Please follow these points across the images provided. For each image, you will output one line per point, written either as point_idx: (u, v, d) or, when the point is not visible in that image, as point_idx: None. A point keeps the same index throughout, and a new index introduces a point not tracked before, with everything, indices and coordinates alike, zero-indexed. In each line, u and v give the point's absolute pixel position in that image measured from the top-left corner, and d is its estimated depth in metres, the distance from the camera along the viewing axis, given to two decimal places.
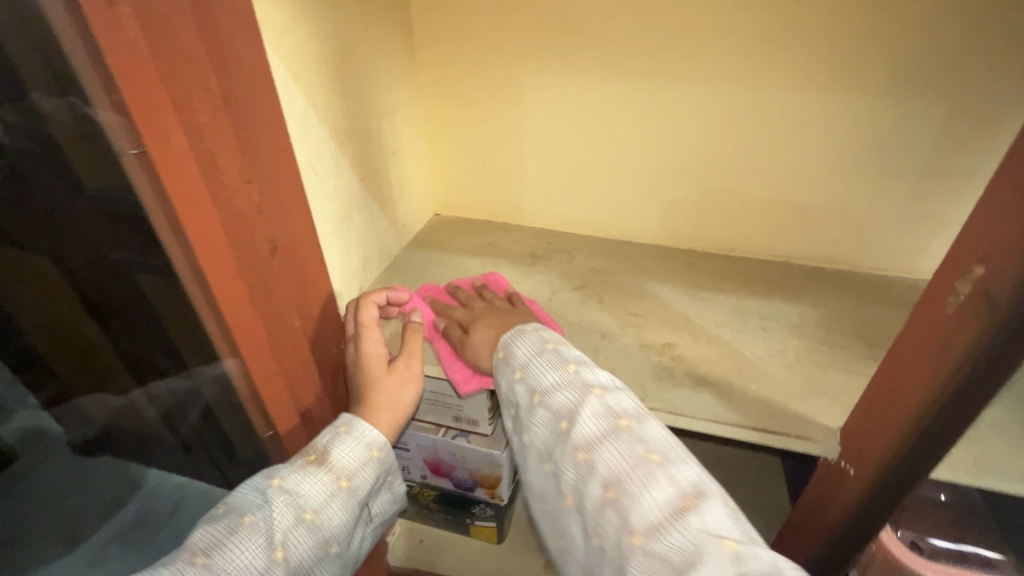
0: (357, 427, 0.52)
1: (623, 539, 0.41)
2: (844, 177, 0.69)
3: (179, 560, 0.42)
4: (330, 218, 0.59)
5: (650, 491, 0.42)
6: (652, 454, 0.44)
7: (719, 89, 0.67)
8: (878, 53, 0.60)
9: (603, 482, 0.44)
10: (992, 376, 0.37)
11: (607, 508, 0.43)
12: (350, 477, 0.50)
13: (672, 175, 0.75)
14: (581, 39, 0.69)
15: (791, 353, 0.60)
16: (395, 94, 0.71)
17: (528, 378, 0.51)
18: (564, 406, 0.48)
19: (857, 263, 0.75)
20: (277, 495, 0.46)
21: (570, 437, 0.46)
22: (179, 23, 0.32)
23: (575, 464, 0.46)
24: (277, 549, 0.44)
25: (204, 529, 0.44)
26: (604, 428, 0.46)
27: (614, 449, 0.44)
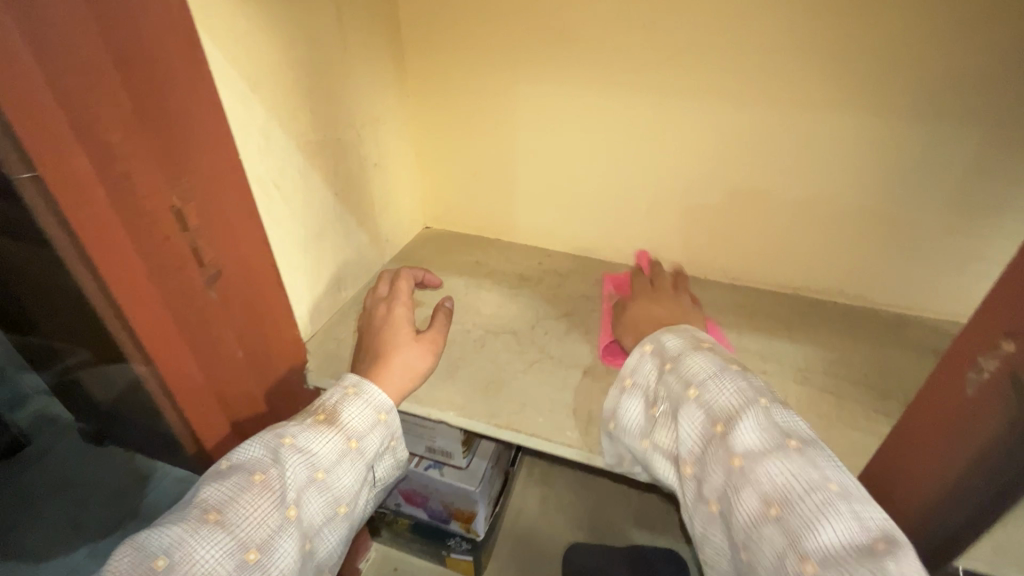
0: (366, 390, 0.47)
1: (788, 561, 0.33)
2: (862, 206, 0.62)
3: (189, 516, 0.36)
4: (296, 236, 0.56)
5: (827, 520, 0.34)
6: (830, 482, 0.36)
7: (724, 106, 0.62)
8: (903, 70, 0.54)
9: (763, 497, 0.36)
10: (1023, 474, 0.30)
11: (766, 526, 0.35)
12: (362, 438, 0.45)
13: (673, 196, 0.70)
14: (575, 49, 0.64)
15: (791, 402, 0.54)
16: (380, 104, 0.68)
17: (680, 374, 0.45)
18: (724, 408, 0.41)
19: (877, 300, 0.68)
20: (289, 453, 0.41)
21: (726, 441, 0.39)
22: (80, 35, 0.29)
23: (726, 473, 0.39)
24: (290, 507, 0.39)
25: (211, 485, 0.38)
26: (768, 441, 0.38)
27: (782, 464, 0.37)
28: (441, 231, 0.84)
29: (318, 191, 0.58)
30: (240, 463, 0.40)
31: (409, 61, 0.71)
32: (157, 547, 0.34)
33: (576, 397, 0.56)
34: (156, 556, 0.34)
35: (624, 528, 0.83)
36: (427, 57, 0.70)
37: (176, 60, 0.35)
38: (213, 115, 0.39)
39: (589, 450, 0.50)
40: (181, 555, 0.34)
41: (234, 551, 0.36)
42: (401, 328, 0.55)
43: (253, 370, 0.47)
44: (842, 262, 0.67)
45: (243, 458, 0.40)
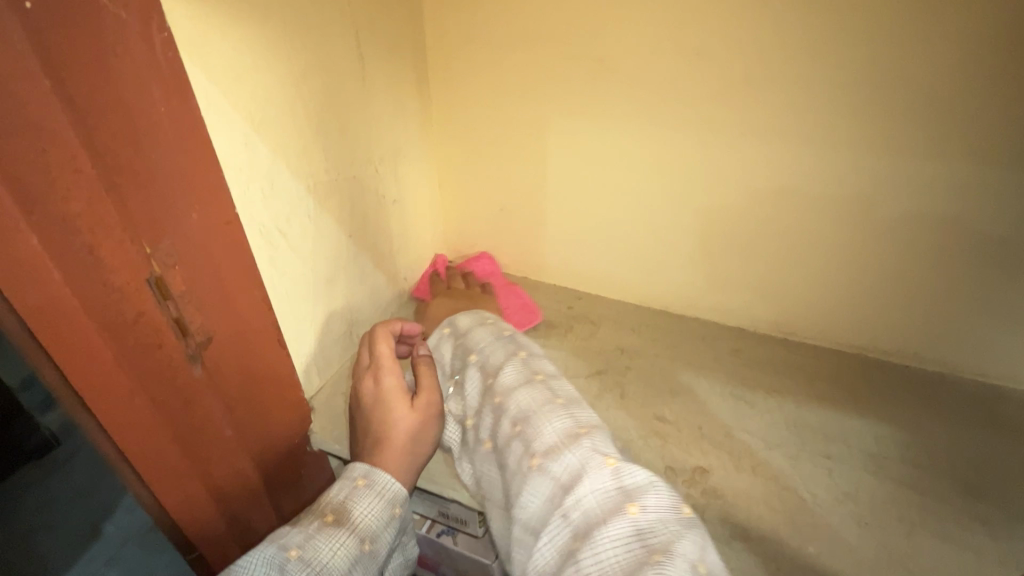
0: (379, 479, 0.42)
1: (522, 463, 0.39)
2: (949, 263, 0.54)
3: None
4: (304, 285, 0.51)
5: (553, 422, 0.40)
6: (558, 397, 0.43)
7: (786, 145, 0.54)
8: (1009, 110, 0.46)
9: (512, 419, 0.42)
10: None
11: (515, 444, 0.41)
12: (376, 537, 0.40)
13: (723, 240, 0.62)
14: (614, 78, 0.58)
15: (864, 498, 0.46)
16: (400, 136, 0.63)
17: (465, 345, 0.51)
18: (492, 362, 0.48)
19: (965, 369, 0.58)
20: (296, 570, 0.36)
21: (492, 388, 0.45)
22: (29, 93, 0.24)
23: (491, 410, 0.44)
24: None
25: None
26: (520, 378, 0.45)
27: (529, 393, 0.43)
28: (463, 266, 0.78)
29: (329, 234, 0.53)
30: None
31: (433, 88, 0.66)
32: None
33: None
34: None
35: None
36: (453, 84, 0.65)
37: (160, 113, 0.30)
38: (205, 169, 0.34)
39: None
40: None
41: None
42: (385, 410, 0.46)
43: (248, 446, 0.42)
44: (922, 325, 0.58)
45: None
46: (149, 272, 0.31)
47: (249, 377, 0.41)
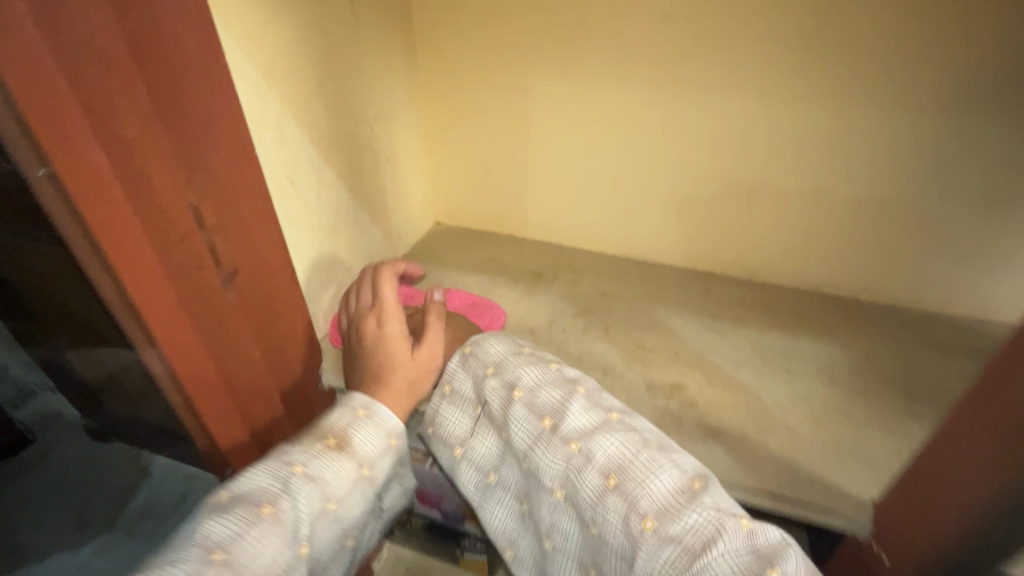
0: (379, 413, 0.43)
1: (631, 525, 0.36)
2: (888, 202, 0.60)
3: (190, 557, 0.33)
4: (307, 233, 0.55)
5: (658, 474, 0.37)
6: (650, 441, 0.39)
7: (746, 99, 0.60)
8: (935, 61, 0.52)
9: (601, 470, 0.38)
10: None
11: (609, 500, 0.37)
12: (375, 464, 0.42)
13: (692, 191, 0.68)
14: (590, 40, 0.62)
15: (818, 402, 0.53)
16: (391, 98, 0.66)
17: (504, 377, 0.45)
18: (549, 400, 0.42)
19: (903, 298, 0.65)
20: (301, 484, 0.38)
21: (558, 431, 0.40)
22: (97, 25, 0.28)
23: (565, 458, 0.40)
24: (302, 544, 0.37)
25: (214, 520, 0.35)
26: (594, 420, 0.41)
27: (613, 438, 0.39)
28: (451, 227, 0.82)
29: (330, 187, 0.57)
30: (244, 496, 0.36)
31: (420, 54, 0.69)
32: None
33: None
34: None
35: None
36: (440, 48, 0.68)
37: (197, 53, 0.34)
38: (230, 109, 0.37)
39: None
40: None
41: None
42: (388, 351, 0.47)
43: (269, 371, 0.46)
44: (867, 260, 0.65)
45: (245, 489, 0.37)
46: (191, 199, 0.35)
47: (269, 308, 0.45)
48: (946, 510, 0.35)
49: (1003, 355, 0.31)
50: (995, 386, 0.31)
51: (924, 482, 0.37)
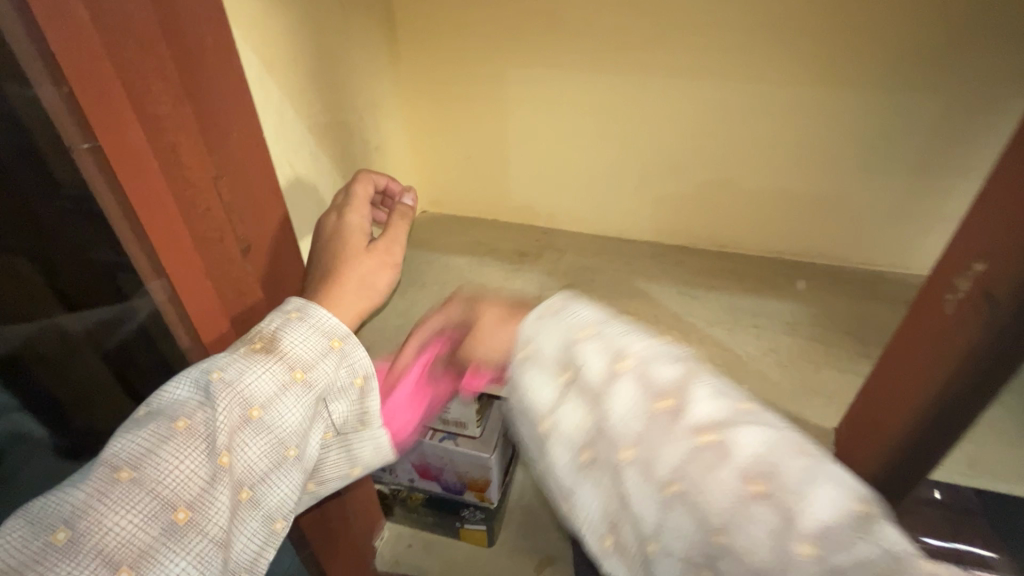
0: (314, 312, 0.37)
1: (783, 549, 0.26)
2: (838, 173, 0.67)
3: (95, 475, 0.30)
4: (307, 217, 0.57)
5: (816, 489, 0.27)
6: (799, 442, 0.29)
7: (708, 83, 0.65)
8: (875, 43, 0.58)
9: (745, 476, 0.27)
10: (980, 390, 0.35)
11: (753, 514, 0.27)
12: (309, 369, 0.36)
13: (662, 170, 0.73)
14: (564, 31, 0.66)
15: (784, 351, 0.59)
16: (376, 89, 0.69)
17: (601, 349, 0.32)
18: (667, 377, 0.30)
19: (854, 259, 0.72)
20: (216, 392, 0.33)
21: (681, 418, 0.29)
22: (140, 24, 0.31)
23: (694, 460, 0.28)
24: (221, 453, 0.32)
25: (122, 436, 0.32)
26: (724, 406, 0.30)
27: (757, 434, 0.28)
28: (437, 215, 0.86)
29: (325, 173, 0.60)
30: (161, 409, 0.33)
31: (402, 47, 0.72)
32: (56, 515, 0.29)
33: None
34: (56, 527, 0.29)
35: None
36: (420, 41, 0.71)
37: (227, 53, 0.38)
38: (246, 93, 0.40)
39: None
40: (85, 525, 0.29)
41: (158, 513, 0.30)
42: (349, 243, 0.44)
43: None
44: (821, 227, 0.72)
45: (164, 402, 0.33)
46: (218, 185, 0.39)
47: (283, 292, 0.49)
48: (889, 419, 0.41)
49: (933, 282, 0.36)
50: (931, 312, 0.36)
51: (874, 405, 0.43)
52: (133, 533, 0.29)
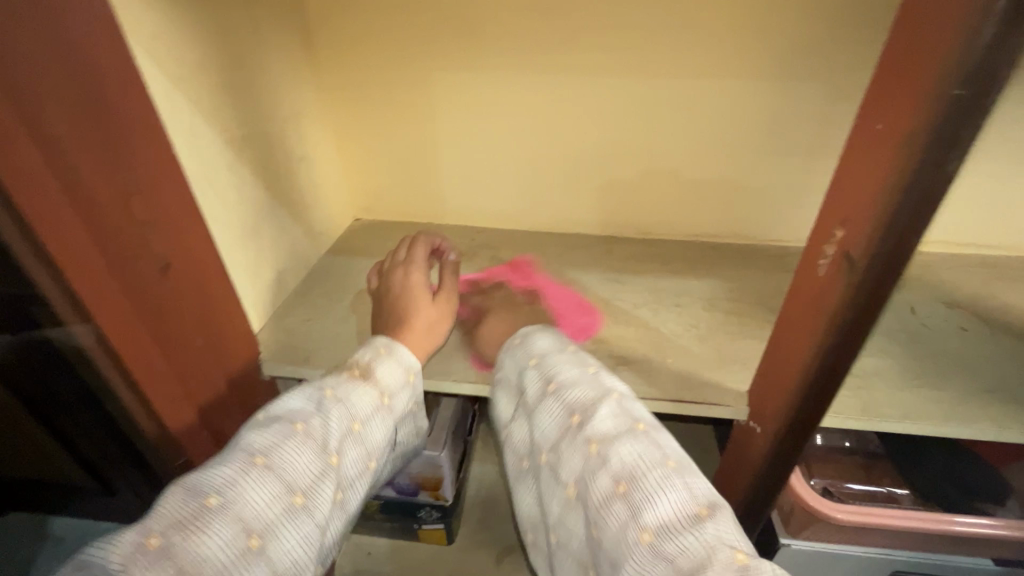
0: (398, 351, 0.53)
1: (628, 532, 0.37)
2: (741, 160, 0.73)
3: (238, 459, 0.40)
4: (231, 232, 0.57)
5: (667, 494, 0.38)
6: (668, 461, 0.40)
7: (618, 81, 0.69)
8: (764, 37, 0.63)
9: (613, 475, 0.40)
10: (851, 345, 0.39)
11: (614, 502, 0.39)
12: (393, 395, 0.51)
13: (585, 166, 0.77)
14: (478, 36, 0.68)
15: (703, 325, 0.64)
16: (297, 100, 0.69)
17: (544, 371, 0.49)
18: (580, 400, 0.45)
19: (763, 237, 0.79)
20: (330, 403, 0.45)
21: (582, 430, 0.43)
22: (27, 45, 0.31)
23: (584, 455, 0.42)
24: (331, 455, 0.43)
25: (256, 432, 0.42)
26: (619, 426, 0.43)
27: (634, 445, 0.41)
28: (371, 222, 0.87)
29: (247, 186, 0.59)
30: (282, 415, 0.43)
31: (320, 56, 0.73)
32: (208, 485, 0.38)
33: None
34: (208, 494, 0.37)
35: None
36: (338, 51, 0.72)
37: (131, 80, 0.38)
38: (148, 110, 0.40)
39: None
40: (231, 494, 0.38)
41: (282, 495, 0.39)
42: (418, 295, 0.61)
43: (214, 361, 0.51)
44: (732, 210, 0.77)
45: (283, 410, 0.44)
46: (132, 210, 0.39)
47: (210, 306, 0.50)
48: (787, 379, 0.46)
49: (810, 251, 0.41)
50: (810, 274, 0.41)
51: (773, 364, 0.48)
52: (266, 505, 0.38)
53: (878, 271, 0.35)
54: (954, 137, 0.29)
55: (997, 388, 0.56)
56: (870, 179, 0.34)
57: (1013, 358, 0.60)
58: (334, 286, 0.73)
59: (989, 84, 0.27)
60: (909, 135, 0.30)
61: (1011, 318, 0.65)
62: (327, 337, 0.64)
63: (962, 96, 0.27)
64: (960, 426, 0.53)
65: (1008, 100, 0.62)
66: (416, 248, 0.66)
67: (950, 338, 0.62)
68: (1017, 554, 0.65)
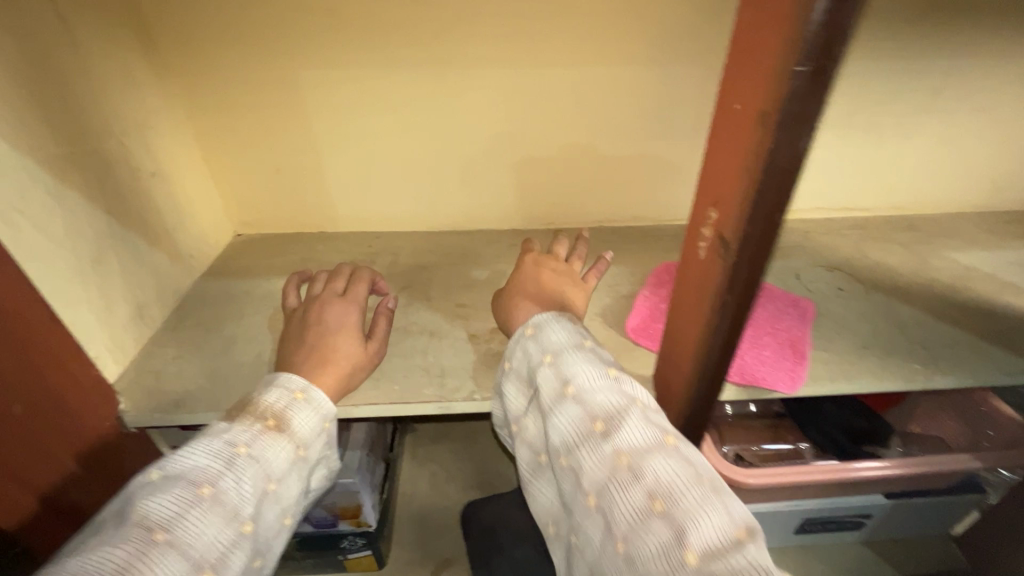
0: (315, 395, 0.46)
1: (673, 551, 0.35)
2: (631, 144, 0.73)
3: (130, 536, 0.33)
4: (63, 270, 0.48)
5: (705, 512, 0.36)
6: (703, 476, 0.38)
7: (500, 71, 0.66)
8: (640, 21, 0.62)
9: (649, 491, 0.38)
10: (736, 324, 0.40)
11: (653, 520, 0.37)
12: (309, 446, 0.44)
13: (479, 161, 0.74)
14: (344, 27, 0.62)
15: (608, 313, 0.64)
16: (140, 108, 0.60)
17: (559, 373, 0.45)
18: (604, 408, 0.42)
19: (659, 217, 0.81)
20: (243, 462, 0.39)
21: (610, 441, 0.40)
22: None
23: (613, 468, 0.39)
24: (245, 522, 0.38)
25: (151, 500, 0.35)
26: (649, 438, 0.40)
27: (666, 461, 0.39)
28: (254, 236, 0.80)
29: (78, 214, 0.51)
30: (183, 475, 0.37)
31: (165, 57, 0.64)
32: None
33: (425, 359, 0.59)
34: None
35: (509, 472, 0.92)
36: (185, 51, 0.63)
37: None
38: None
39: (449, 401, 0.55)
40: None
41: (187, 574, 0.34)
42: (351, 335, 0.55)
43: (45, 426, 0.44)
44: (628, 194, 0.78)
45: (184, 470, 0.38)
46: None
47: (38, 364, 0.44)
48: (683, 365, 0.45)
49: (690, 233, 0.41)
50: (693, 258, 0.40)
51: (671, 350, 0.47)
52: None
53: (752, 250, 0.35)
54: (802, 113, 0.29)
55: (872, 341, 0.61)
56: (734, 158, 0.33)
57: (882, 312, 0.65)
58: (213, 313, 0.65)
59: (823, 59, 0.27)
60: (761, 113, 0.30)
61: (879, 273, 0.71)
62: (203, 373, 0.57)
63: (800, 73, 0.27)
64: (844, 383, 0.56)
65: (858, 73, 0.67)
66: (356, 289, 0.60)
67: (830, 300, 0.67)
68: (905, 486, 0.72)
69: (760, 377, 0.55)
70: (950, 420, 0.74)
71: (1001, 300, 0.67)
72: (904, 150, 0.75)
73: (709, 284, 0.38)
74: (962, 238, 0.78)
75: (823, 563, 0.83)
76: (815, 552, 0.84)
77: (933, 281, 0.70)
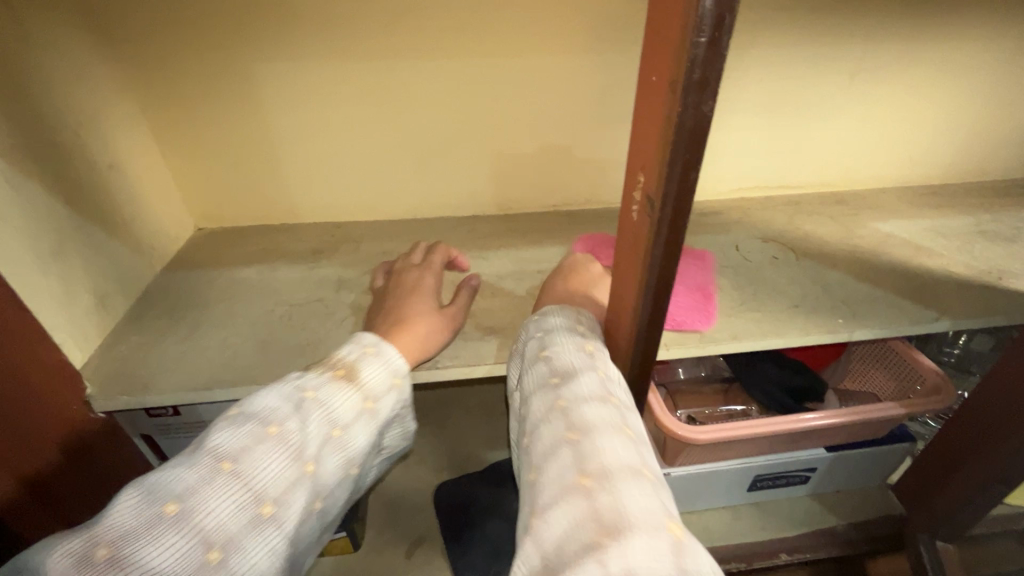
0: (386, 351, 0.49)
1: (566, 477, 0.36)
2: (579, 131, 0.77)
3: (203, 463, 0.37)
4: (23, 258, 0.49)
5: (616, 453, 0.36)
6: (629, 431, 0.39)
7: (451, 63, 0.69)
8: (580, 13, 0.67)
9: (569, 425, 0.38)
10: (666, 277, 0.44)
11: (560, 449, 0.37)
12: (377, 399, 0.47)
13: (436, 151, 0.77)
14: (297, 21, 0.64)
15: None
16: (95, 100, 0.61)
17: (545, 336, 0.47)
18: (567, 363, 0.43)
19: (610, 200, 0.86)
20: (308, 407, 0.42)
21: (558, 386, 0.41)
22: None
23: (549, 407, 0.41)
24: (306, 463, 0.41)
25: (224, 431, 0.39)
26: (596, 389, 0.41)
27: (602, 410, 0.39)
28: (216, 230, 0.81)
29: (35, 204, 0.51)
30: (256, 414, 0.41)
31: (118, 52, 0.64)
32: (169, 490, 0.36)
33: None
34: (168, 500, 0.35)
35: (480, 452, 0.95)
36: (139, 45, 0.64)
37: None
38: None
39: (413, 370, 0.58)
40: (192, 502, 0.36)
41: (248, 504, 0.38)
42: (427, 296, 0.60)
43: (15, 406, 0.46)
44: (580, 179, 0.83)
45: (259, 408, 0.41)
46: None
47: (7, 347, 0.45)
48: (625, 320, 0.49)
49: (625, 199, 0.44)
50: (629, 221, 0.44)
51: (616, 309, 0.51)
52: (230, 515, 0.37)
53: (674, 208, 0.39)
54: (703, 80, 0.33)
55: (801, 301, 0.67)
56: (652, 125, 0.38)
57: (810, 276, 0.71)
58: (177, 302, 0.66)
59: (716, 31, 0.31)
60: (671, 81, 0.34)
61: (809, 243, 0.78)
62: (169, 358, 0.58)
63: (699, 45, 0.32)
64: (776, 338, 0.62)
65: (780, 61, 0.73)
66: (431, 258, 0.66)
67: (765, 268, 0.72)
68: (840, 437, 0.79)
69: (683, 321, 0.62)
70: (880, 369, 0.82)
71: (914, 261, 0.74)
72: (828, 131, 0.82)
73: (640, 242, 0.42)
74: (884, 210, 0.85)
75: (775, 517, 0.89)
76: (768, 508, 0.90)
77: (857, 248, 0.77)
